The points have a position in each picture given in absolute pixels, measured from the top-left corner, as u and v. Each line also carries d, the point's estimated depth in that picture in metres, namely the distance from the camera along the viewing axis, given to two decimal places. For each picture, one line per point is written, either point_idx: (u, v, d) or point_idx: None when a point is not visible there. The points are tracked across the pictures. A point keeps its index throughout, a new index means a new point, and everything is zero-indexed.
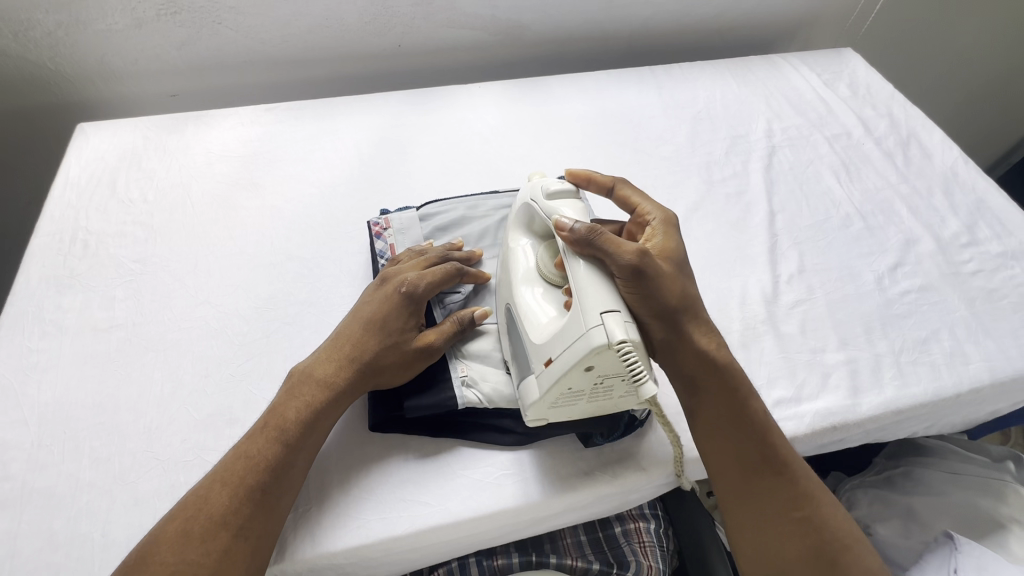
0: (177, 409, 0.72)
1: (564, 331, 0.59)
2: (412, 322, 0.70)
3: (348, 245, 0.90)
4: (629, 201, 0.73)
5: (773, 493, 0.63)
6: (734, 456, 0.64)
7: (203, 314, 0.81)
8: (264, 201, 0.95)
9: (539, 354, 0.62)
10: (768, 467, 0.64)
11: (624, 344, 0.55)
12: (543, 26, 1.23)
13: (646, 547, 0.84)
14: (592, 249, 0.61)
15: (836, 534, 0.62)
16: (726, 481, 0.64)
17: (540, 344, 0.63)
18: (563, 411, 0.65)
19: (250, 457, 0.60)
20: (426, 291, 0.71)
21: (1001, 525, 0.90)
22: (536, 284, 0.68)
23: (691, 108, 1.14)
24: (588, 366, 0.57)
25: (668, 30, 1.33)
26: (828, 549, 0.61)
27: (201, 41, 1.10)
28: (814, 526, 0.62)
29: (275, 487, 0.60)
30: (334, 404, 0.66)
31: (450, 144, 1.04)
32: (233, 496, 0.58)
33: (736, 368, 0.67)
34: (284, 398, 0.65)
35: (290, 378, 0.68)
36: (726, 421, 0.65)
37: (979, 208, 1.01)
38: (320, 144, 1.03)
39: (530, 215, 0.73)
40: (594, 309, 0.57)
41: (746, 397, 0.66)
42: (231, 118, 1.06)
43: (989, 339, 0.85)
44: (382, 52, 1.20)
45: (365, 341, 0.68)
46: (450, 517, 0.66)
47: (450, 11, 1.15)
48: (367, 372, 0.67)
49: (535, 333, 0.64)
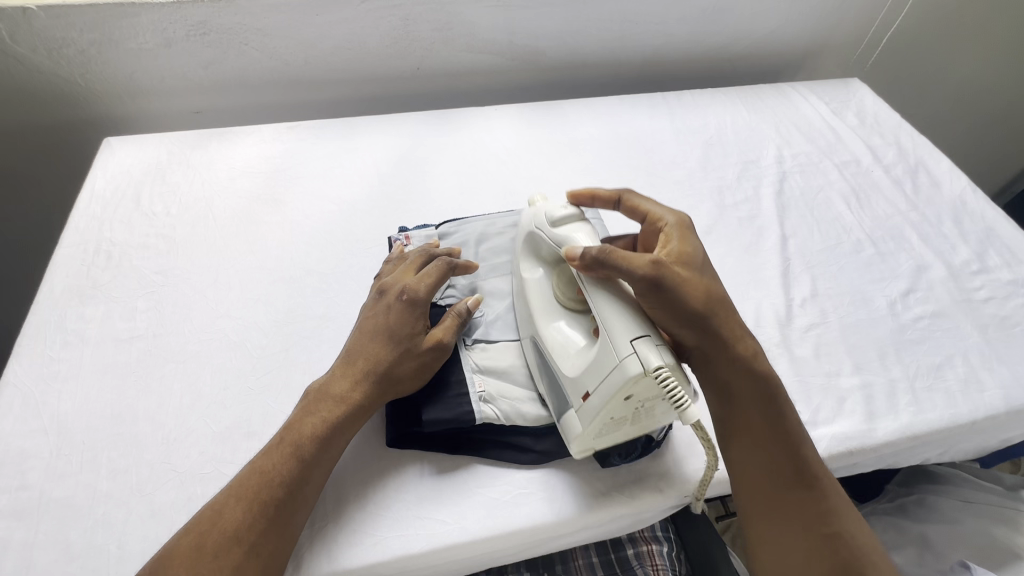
0: (195, 421, 0.73)
1: (598, 363, 0.61)
2: (422, 325, 0.71)
3: (366, 260, 0.91)
4: (638, 210, 0.74)
5: (802, 506, 0.64)
6: (756, 466, 0.66)
7: (223, 326, 0.82)
8: (284, 216, 0.97)
9: (577, 388, 0.63)
10: (792, 475, 0.65)
11: (661, 369, 0.56)
12: (559, 51, 1.27)
13: (659, 571, 0.82)
14: (606, 271, 0.63)
15: (861, 547, 0.62)
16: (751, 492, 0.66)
17: (575, 378, 0.64)
18: (609, 438, 0.66)
19: (266, 471, 0.61)
20: (428, 294, 0.72)
21: (1017, 555, 0.89)
22: (558, 318, 0.69)
23: (702, 133, 1.17)
24: (628, 395, 0.58)
25: (680, 58, 1.36)
26: (855, 565, 0.61)
27: (227, 61, 1.13)
28: (841, 539, 0.63)
29: (288, 501, 0.60)
30: (350, 418, 0.66)
31: (468, 164, 1.06)
32: (247, 512, 0.58)
33: (771, 379, 0.68)
34: (300, 414, 0.65)
35: (307, 395, 0.68)
36: (756, 435, 0.66)
37: (988, 236, 1.03)
38: (341, 163, 1.05)
39: (537, 243, 0.74)
40: (623, 339, 0.58)
41: (777, 407, 0.67)
42: (253, 135, 1.08)
43: (1002, 366, 0.85)
44: (402, 75, 1.23)
45: (378, 353, 0.68)
46: (466, 535, 0.66)
47: (468, 36, 1.19)
48: (384, 381, 0.68)
49: (566, 367, 0.65)
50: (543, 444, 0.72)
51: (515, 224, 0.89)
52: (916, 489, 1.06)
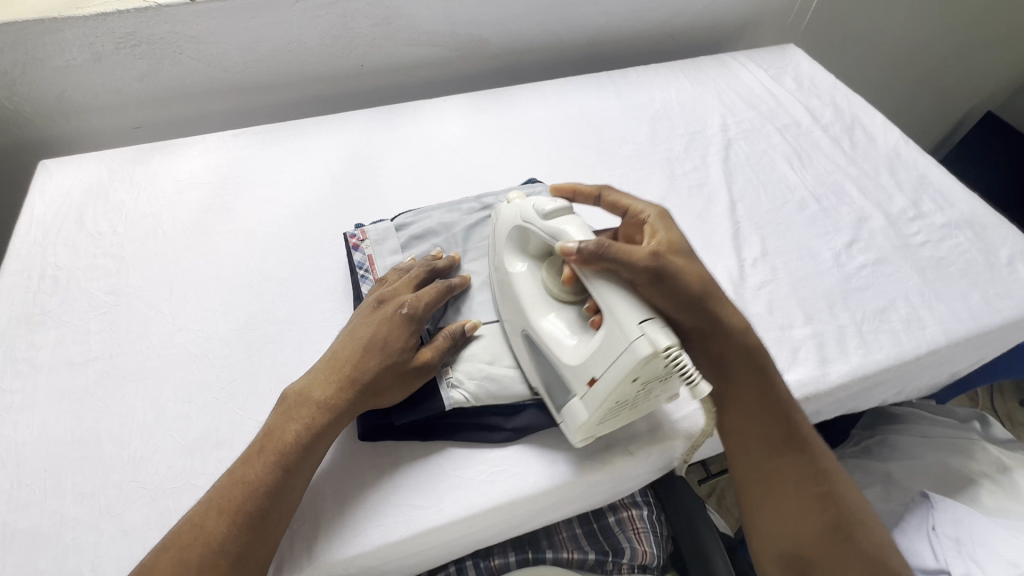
0: (161, 436, 0.72)
1: (605, 350, 0.61)
2: (413, 341, 0.71)
3: (324, 261, 0.91)
4: (618, 205, 0.76)
5: (794, 469, 0.67)
6: (755, 437, 0.68)
7: (182, 339, 0.81)
8: (237, 224, 0.95)
9: (579, 376, 0.64)
10: (791, 447, 0.68)
11: (670, 350, 0.57)
12: (502, 39, 1.27)
13: (640, 533, 0.85)
14: (606, 263, 0.62)
15: (854, 512, 0.65)
16: (751, 461, 0.68)
17: (578, 366, 0.64)
18: (611, 423, 0.68)
19: (249, 482, 0.60)
20: (427, 312, 0.73)
21: (971, 479, 0.94)
22: (551, 309, 0.70)
23: (649, 108, 1.19)
24: (635, 377, 0.59)
25: (622, 36, 1.38)
26: (845, 525, 0.64)
27: (161, 71, 1.10)
28: (833, 500, 0.65)
29: (272, 508, 0.60)
30: (333, 423, 0.66)
31: (420, 156, 1.06)
32: (232, 524, 0.57)
33: (760, 352, 0.71)
34: (281, 419, 0.65)
35: (286, 398, 0.67)
36: (751, 403, 0.69)
37: (921, 183, 1.08)
38: (290, 166, 1.04)
39: (524, 237, 0.74)
40: (631, 321, 0.59)
41: (770, 379, 0.70)
42: (197, 145, 1.06)
43: (941, 303, 0.90)
44: (346, 74, 1.22)
45: (366, 360, 0.68)
46: (446, 518, 0.67)
47: (410, 29, 1.18)
48: (367, 392, 0.68)
49: (565, 357, 0.66)
50: (514, 421, 0.73)
51: (470, 210, 0.90)
52: (878, 430, 1.12)
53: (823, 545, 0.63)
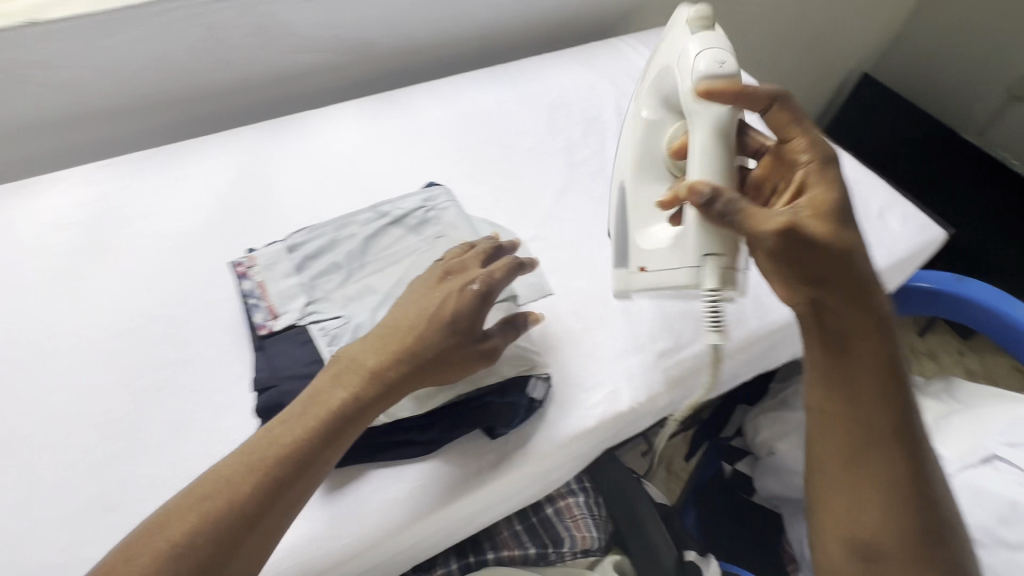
0: (38, 513, 0.66)
1: (666, 258, 0.70)
2: (476, 318, 0.67)
3: (215, 292, 0.85)
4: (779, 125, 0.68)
5: (892, 462, 0.62)
6: (850, 421, 0.63)
7: (55, 399, 0.74)
8: (112, 264, 0.87)
9: (637, 258, 0.75)
10: (888, 442, 0.62)
11: (716, 295, 0.66)
12: (392, 39, 1.23)
13: (578, 520, 0.85)
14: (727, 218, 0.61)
15: (931, 521, 0.61)
16: (854, 442, 0.63)
17: (642, 250, 0.74)
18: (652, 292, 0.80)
19: (249, 456, 0.57)
20: (501, 285, 0.69)
21: None
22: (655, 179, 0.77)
23: (546, 97, 1.19)
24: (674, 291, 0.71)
25: (517, 28, 1.37)
26: (919, 536, 0.60)
27: (8, 105, 0.99)
28: (915, 502, 0.61)
29: (276, 488, 0.57)
30: (380, 401, 0.62)
31: (313, 170, 1.01)
32: (163, 553, 0.51)
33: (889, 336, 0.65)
34: (329, 384, 0.62)
35: (318, 378, 0.64)
36: (839, 389, 0.64)
37: None
38: (169, 193, 0.96)
39: (673, 91, 0.74)
40: (695, 251, 0.66)
41: (890, 364, 0.64)
42: (57, 181, 0.95)
43: None
44: (225, 88, 1.14)
45: (425, 339, 0.65)
46: (362, 540, 0.66)
47: (289, 36, 1.12)
48: (414, 373, 0.64)
49: (637, 240, 0.75)
50: (429, 434, 0.71)
51: (367, 222, 0.87)
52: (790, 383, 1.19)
53: (900, 546, 0.60)
